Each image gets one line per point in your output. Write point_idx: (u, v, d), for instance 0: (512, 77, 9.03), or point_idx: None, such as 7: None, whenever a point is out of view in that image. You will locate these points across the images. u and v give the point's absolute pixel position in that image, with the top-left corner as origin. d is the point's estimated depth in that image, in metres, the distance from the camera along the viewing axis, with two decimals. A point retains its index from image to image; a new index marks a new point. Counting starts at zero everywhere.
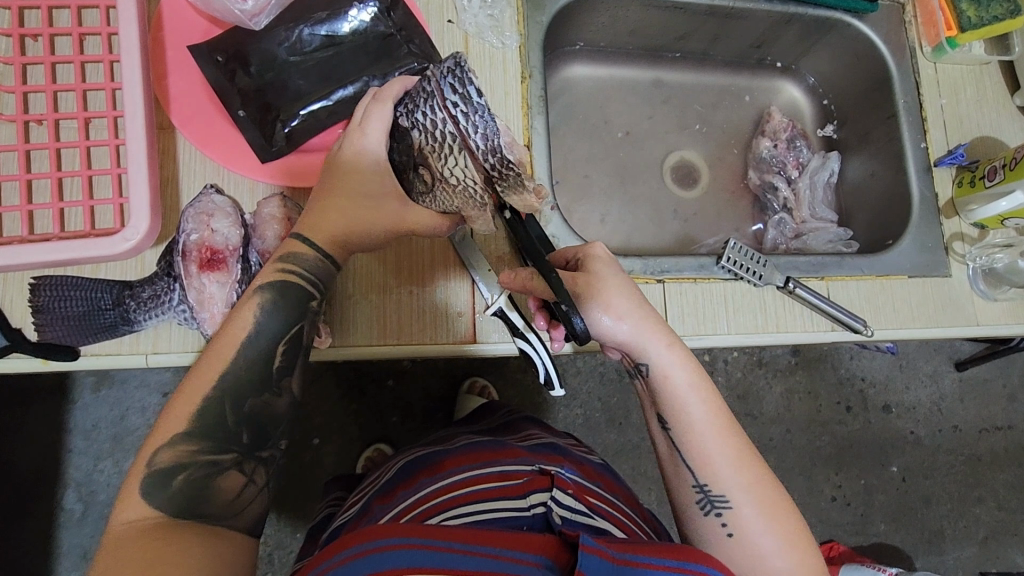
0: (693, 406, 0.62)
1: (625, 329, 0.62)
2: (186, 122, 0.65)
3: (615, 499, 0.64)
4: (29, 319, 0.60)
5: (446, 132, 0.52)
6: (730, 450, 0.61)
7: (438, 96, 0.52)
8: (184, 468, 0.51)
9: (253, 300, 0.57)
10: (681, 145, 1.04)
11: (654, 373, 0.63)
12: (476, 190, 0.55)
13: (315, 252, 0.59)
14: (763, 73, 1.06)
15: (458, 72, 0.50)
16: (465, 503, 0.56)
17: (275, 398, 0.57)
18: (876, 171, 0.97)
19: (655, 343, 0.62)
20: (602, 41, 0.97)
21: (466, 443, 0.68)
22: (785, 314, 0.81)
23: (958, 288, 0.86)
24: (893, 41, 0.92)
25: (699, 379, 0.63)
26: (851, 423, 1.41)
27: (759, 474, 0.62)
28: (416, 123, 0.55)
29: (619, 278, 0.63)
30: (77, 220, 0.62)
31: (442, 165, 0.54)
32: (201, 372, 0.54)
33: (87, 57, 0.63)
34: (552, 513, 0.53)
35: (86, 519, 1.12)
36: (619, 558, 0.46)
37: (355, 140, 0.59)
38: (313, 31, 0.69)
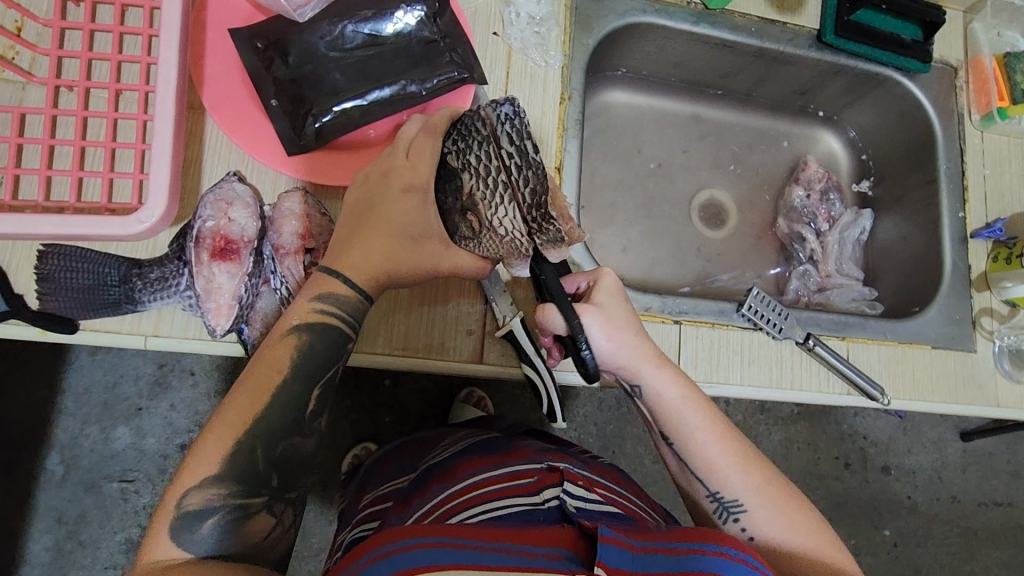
0: (690, 421, 0.60)
1: (619, 351, 0.59)
2: (218, 105, 0.64)
3: (624, 491, 0.62)
4: (33, 287, 0.59)
5: (500, 180, 0.55)
6: (733, 456, 0.59)
7: (494, 146, 0.55)
8: (212, 514, 0.51)
9: (288, 342, 0.56)
10: (711, 183, 1.02)
11: (649, 394, 0.61)
12: (523, 242, 0.58)
13: (354, 294, 0.58)
14: (803, 120, 1.04)
15: (516, 123, 0.55)
16: (480, 503, 0.54)
17: (304, 440, 0.56)
18: (909, 234, 0.95)
19: (648, 364, 0.60)
20: (645, 70, 0.95)
21: (477, 446, 0.66)
22: (801, 371, 0.79)
23: (982, 366, 0.83)
24: (942, 104, 0.90)
25: (693, 394, 0.61)
26: (848, 479, 1.38)
27: (768, 474, 0.60)
28: (467, 164, 0.56)
29: (609, 295, 0.60)
30: (94, 191, 0.61)
31: (492, 213, 0.57)
32: (236, 410, 0.53)
33: (127, 28, 0.62)
34: (567, 505, 0.51)
35: (66, 483, 1.11)
36: (638, 546, 0.45)
37: (403, 174, 0.57)
38: (356, 29, 0.68)
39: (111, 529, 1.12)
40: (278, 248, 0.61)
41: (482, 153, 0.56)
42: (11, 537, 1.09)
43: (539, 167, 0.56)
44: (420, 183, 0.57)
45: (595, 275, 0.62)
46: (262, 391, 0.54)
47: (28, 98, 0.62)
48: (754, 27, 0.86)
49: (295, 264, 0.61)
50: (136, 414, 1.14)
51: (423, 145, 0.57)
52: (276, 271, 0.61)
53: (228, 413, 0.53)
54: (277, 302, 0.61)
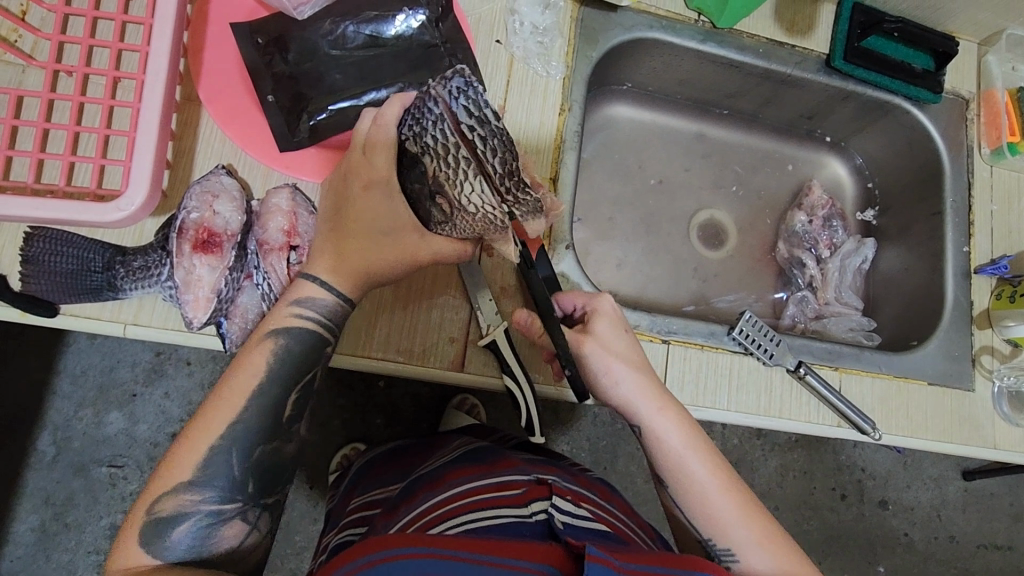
0: (690, 464, 0.59)
1: (622, 388, 0.60)
2: (213, 98, 0.64)
3: (610, 506, 0.61)
4: (16, 269, 0.59)
5: (461, 157, 0.47)
6: (733, 503, 0.58)
7: (450, 121, 0.47)
8: (185, 519, 0.53)
9: (266, 345, 0.56)
10: (714, 204, 1.01)
11: (649, 435, 0.60)
12: (500, 218, 0.50)
13: (333, 296, 0.57)
14: (811, 145, 1.03)
15: (470, 93, 0.46)
16: (464, 512, 0.53)
17: (284, 445, 0.57)
18: (911, 265, 0.93)
19: (648, 405, 0.59)
20: (652, 85, 0.94)
21: (463, 456, 0.65)
22: (790, 400, 0.77)
23: (980, 405, 0.81)
24: (951, 135, 0.89)
25: (696, 438, 0.60)
26: (844, 511, 1.35)
27: (768, 523, 0.58)
28: (425, 147, 0.49)
29: (612, 333, 0.61)
30: (85, 177, 0.61)
31: (459, 192, 0.49)
32: (209, 415, 0.54)
33: (129, 17, 0.63)
34: (554, 520, 0.50)
35: (56, 464, 1.11)
36: (625, 567, 0.42)
37: (361, 168, 0.55)
38: (357, 29, 0.68)
39: (96, 514, 1.12)
40: (261, 243, 0.61)
41: (439, 131, 0.47)
42: None
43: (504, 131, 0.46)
44: (381, 177, 0.54)
45: (591, 301, 0.64)
46: (243, 395, 0.55)
47: (27, 81, 0.62)
48: (762, 49, 0.85)
49: (279, 261, 0.61)
50: (128, 401, 1.14)
51: (377, 139, 0.54)
52: (259, 266, 0.61)
53: (202, 420, 0.54)
54: (259, 297, 0.61)
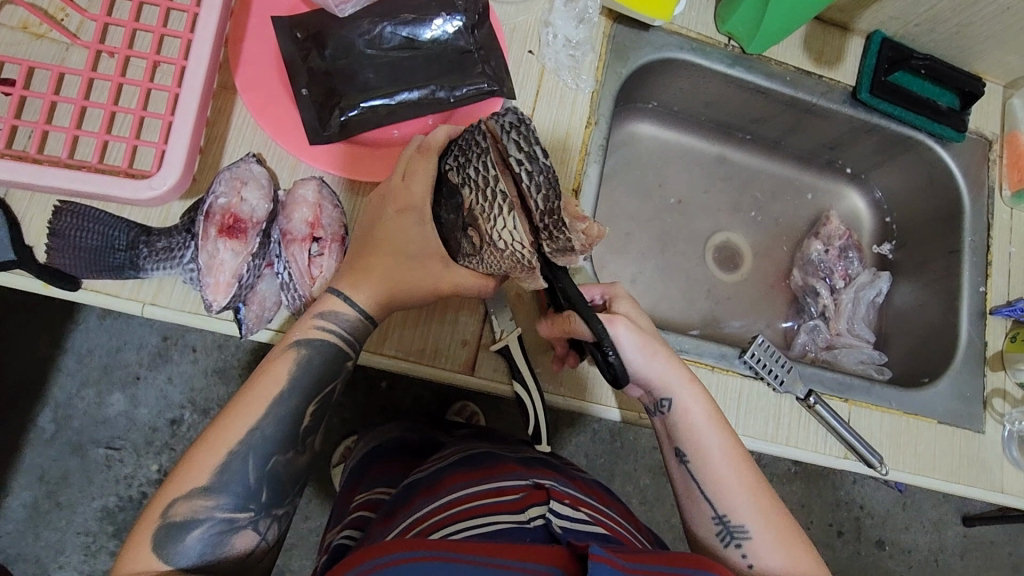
0: (706, 433, 0.61)
1: (650, 357, 0.61)
2: (249, 88, 0.66)
3: (609, 510, 0.60)
4: (43, 241, 0.59)
5: (500, 189, 0.50)
6: (747, 481, 0.59)
7: (495, 153, 0.50)
8: (197, 523, 0.53)
9: (289, 354, 0.57)
10: (730, 227, 1.01)
11: (670, 402, 0.62)
12: (529, 259, 0.52)
13: (357, 313, 0.59)
14: (830, 176, 1.03)
15: (522, 131, 0.50)
16: (461, 517, 0.52)
17: (298, 455, 0.58)
18: (925, 302, 0.93)
19: (676, 369, 0.62)
20: (677, 105, 0.95)
21: (461, 460, 0.65)
22: (798, 429, 0.77)
23: (989, 448, 0.81)
24: (973, 175, 0.89)
25: (715, 414, 0.62)
26: (839, 548, 1.33)
27: (776, 506, 0.59)
28: (466, 178, 0.52)
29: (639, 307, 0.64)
30: (118, 156, 0.62)
31: (492, 226, 0.51)
32: (227, 423, 0.55)
33: (173, 4, 0.64)
34: (553, 523, 0.50)
35: (55, 442, 1.11)
36: (630, 568, 0.42)
37: (399, 194, 0.57)
38: (394, 30, 0.69)
39: (90, 494, 1.12)
40: (285, 232, 0.61)
41: (481, 163, 0.51)
42: None
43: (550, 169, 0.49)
44: (416, 203, 0.57)
45: (608, 291, 0.65)
46: (259, 403, 0.56)
47: (69, 59, 0.63)
48: (790, 77, 0.86)
49: (300, 251, 0.61)
50: (132, 382, 1.14)
51: (415, 165, 0.57)
52: (281, 256, 0.61)
53: (219, 426, 0.54)
54: (277, 287, 0.62)
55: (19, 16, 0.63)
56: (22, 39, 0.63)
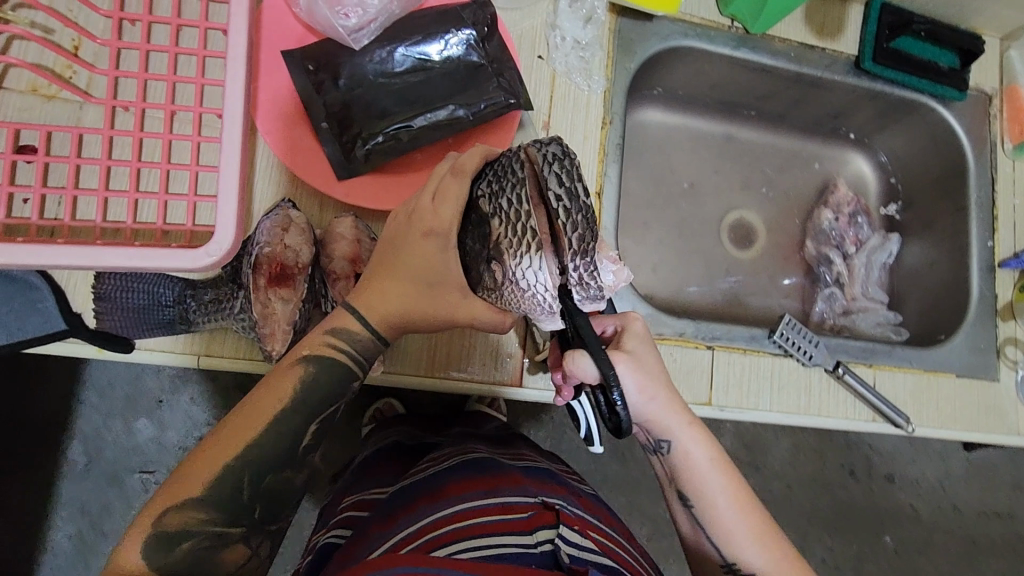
0: (711, 483, 0.60)
1: (650, 404, 0.60)
2: (270, 129, 0.65)
3: (613, 532, 0.59)
4: (90, 305, 0.61)
5: (532, 226, 0.49)
6: (751, 522, 0.59)
7: (531, 188, 0.50)
8: (190, 536, 0.51)
9: (294, 372, 0.56)
10: (742, 205, 1.03)
11: (675, 451, 0.61)
12: (551, 300, 0.54)
13: (366, 333, 0.58)
14: (835, 142, 1.05)
15: (564, 166, 0.49)
16: (465, 537, 0.51)
17: (295, 474, 0.56)
18: (936, 260, 0.96)
19: (677, 420, 0.61)
20: (682, 89, 0.95)
21: (466, 464, 0.63)
22: (828, 398, 0.80)
23: (1004, 394, 0.85)
24: (975, 132, 0.90)
25: (717, 455, 0.62)
26: (853, 487, 1.36)
27: (781, 545, 0.60)
28: (497, 209, 0.51)
29: (648, 351, 0.62)
30: (150, 213, 0.62)
31: (519, 263, 0.51)
32: (226, 441, 0.53)
33: (182, 50, 0.62)
34: (561, 551, 0.50)
35: (88, 475, 1.11)
36: None
37: (425, 214, 0.56)
38: (406, 52, 0.68)
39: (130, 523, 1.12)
40: (328, 272, 0.63)
41: (515, 195, 0.50)
42: (32, 527, 1.09)
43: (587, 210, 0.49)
44: (441, 229, 0.55)
45: (623, 320, 0.63)
46: (258, 418, 0.54)
47: (85, 117, 0.63)
48: (793, 52, 0.86)
49: (344, 288, 0.63)
50: (156, 408, 1.13)
51: (448, 188, 0.55)
52: (329, 295, 0.64)
53: (219, 442, 0.53)
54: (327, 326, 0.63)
55: (26, 79, 0.62)
56: (33, 103, 0.62)
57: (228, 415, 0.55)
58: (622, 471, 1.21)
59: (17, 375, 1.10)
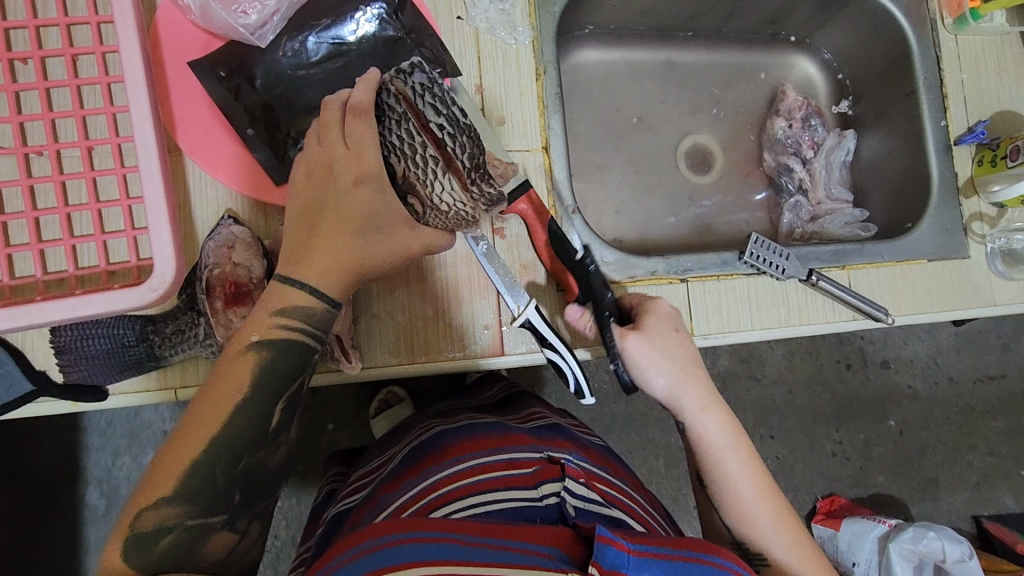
0: (729, 466, 0.62)
1: (669, 387, 0.63)
2: (194, 148, 0.63)
3: (623, 484, 0.59)
4: (52, 361, 0.59)
5: (431, 155, 0.54)
6: (767, 505, 0.61)
7: (416, 121, 0.54)
8: (169, 531, 0.50)
9: (250, 358, 0.54)
10: (695, 128, 1.01)
11: (693, 434, 0.64)
12: (467, 212, 0.58)
13: (320, 303, 0.54)
14: (777, 48, 1.04)
15: (433, 91, 0.55)
16: (472, 493, 0.51)
17: (269, 454, 0.55)
18: (894, 149, 0.95)
19: (696, 404, 0.63)
20: (613, 22, 0.94)
21: (469, 426, 0.62)
22: (807, 306, 0.81)
23: (976, 270, 0.86)
24: (914, 13, 0.88)
25: (738, 441, 0.63)
26: (851, 380, 1.40)
27: (796, 529, 0.61)
28: (393, 148, 0.55)
29: (665, 335, 0.65)
30: (91, 255, 0.60)
31: (431, 191, 0.56)
32: (196, 422, 0.52)
33: (82, 80, 0.60)
34: (566, 504, 0.49)
35: (108, 517, 1.10)
36: (635, 550, 0.42)
37: (352, 164, 0.53)
38: (319, 40, 0.65)
39: None
40: None
41: (404, 131, 0.54)
42: None
43: (468, 130, 0.55)
44: (371, 172, 0.53)
45: (647, 303, 0.68)
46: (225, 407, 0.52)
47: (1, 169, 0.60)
48: None
49: None
50: (163, 438, 1.13)
51: (360, 131, 0.53)
52: None
53: (188, 427, 0.51)
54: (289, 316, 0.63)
55: None
56: None
57: (195, 396, 0.53)
58: (628, 409, 1.23)
59: (15, 432, 1.09)
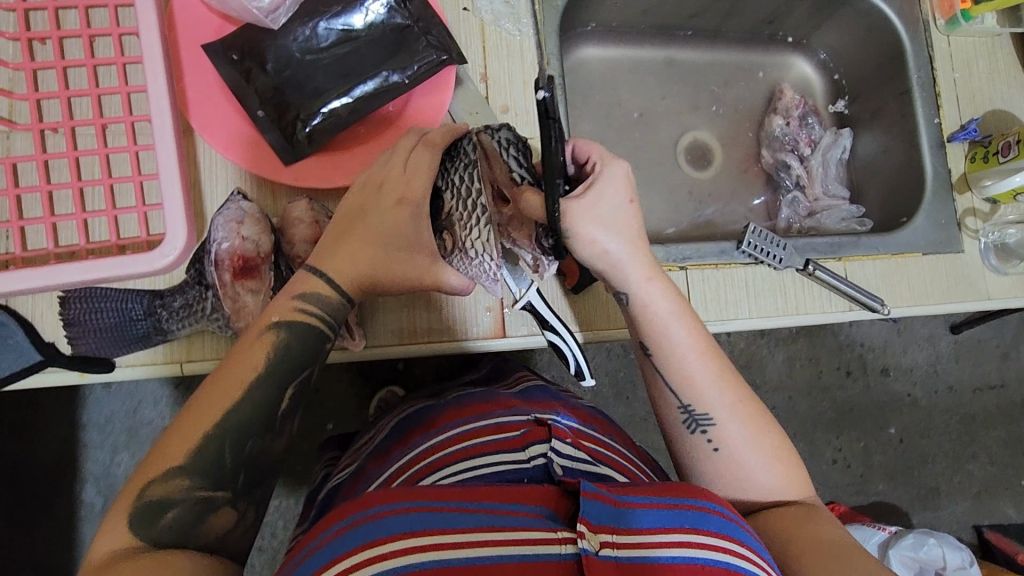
0: (674, 331, 0.61)
1: (623, 253, 0.59)
2: (206, 127, 0.64)
3: (610, 441, 0.60)
4: (61, 333, 0.60)
5: (480, 203, 0.57)
6: (710, 366, 0.60)
7: (483, 170, 0.57)
8: (174, 505, 0.49)
9: (268, 340, 0.55)
10: (695, 125, 1.03)
11: (635, 302, 0.61)
12: (493, 267, 0.60)
13: (337, 295, 0.57)
14: (774, 48, 1.06)
15: (516, 150, 0.58)
16: (460, 459, 0.51)
17: (273, 441, 0.55)
18: (889, 147, 0.97)
19: (639, 271, 0.60)
20: (615, 20, 0.96)
21: (457, 397, 0.62)
22: (804, 296, 0.83)
23: (970, 264, 0.87)
24: (907, 14, 0.91)
25: (681, 308, 0.62)
26: (851, 387, 1.41)
27: (737, 389, 0.61)
28: (449, 186, 0.59)
29: (622, 203, 0.59)
30: (102, 230, 0.61)
31: (467, 235, 0.58)
32: (207, 401, 0.52)
33: (98, 60, 0.61)
34: (553, 464, 0.49)
35: (105, 513, 1.10)
36: (619, 500, 0.44)
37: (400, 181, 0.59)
38: (329, 25, 0.67)
39: None
40: (293, 258, 0.63)
41: (466, 174, 0.57)
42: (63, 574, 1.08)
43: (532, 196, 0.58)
44: (415, 198, 0.58)
45: (605, 162, 0.59)
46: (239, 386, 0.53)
47: (14, 146, 0.61)
48: None
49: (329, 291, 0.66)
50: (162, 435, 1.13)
51: (420, 161, 0.59)
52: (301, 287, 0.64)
53: (199, 405, 0.52)
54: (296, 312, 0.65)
55: None
56: None
57: (207, 378, 0.54)
58: (629, 411, 1.23)
59: (15, 426, 1.09)
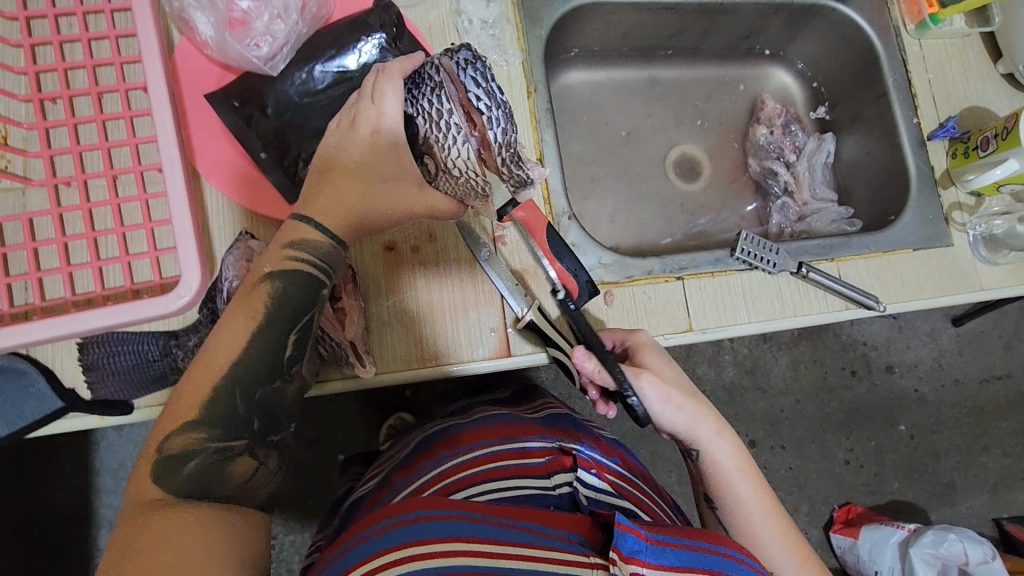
0: (739, 487, 0.64)
1: (683, 418, 0.63)
2: (211, 172, 0.68)
3: (632, 475, 0.61)
4: (81, 379, 0.62)
5: (455, 121, 0.54)
6: (774, 525, 0.63)
7: (450, 89, 0.54)
8: (194, 455, 0.52)
9: (264, 288, 0.56)
10: (682, 139, 1.07)
11: (704, 457, 0.64)
12: (481, 184, 0.59)
13: (326, 238, 0.58)
14: (753, 61, 1.10)
15: (478, 67, 0.54)
16: (488, 480, 0.53)
17: (286, 385, 0.57)
18: (872, 148, 1.00)
19: (707, 430, 0.63)
20: (596, 46, 0.99)
21: (479, 417, 0.64)
22: (800, 298, 0.84)
23: (961, 256, 0.89)
24: (878, 22, 0.94)
25: (746, 463, 0.64)
26: (857, 386, 1.41)
27: (800, 542, 0.64)
28: (420, 111, 0.55)
29: (661, 362, 0.66)
30: (117, 277, 0.63)
31: (446, 155, 0.56)
32: (213, 354, 0.55)
33: (108, 116, 0.64)
34: (578, 495, 0.52)
35: None
36: (654, 537, 0.44)
37: (371, 116, 0.56)
38: (324, 68, 0.70)
39: None
40: None
41: (434, 99, 0.54)
42: None
43: (506, 106, 0.54)
44: (387, 127, 0.56)
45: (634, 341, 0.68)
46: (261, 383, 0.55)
47: (30, 202, 0.64)
48: None
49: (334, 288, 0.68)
50: None
51: (385, 88, 0.56)
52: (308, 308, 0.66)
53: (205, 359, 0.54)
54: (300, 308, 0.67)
55: None
56: None
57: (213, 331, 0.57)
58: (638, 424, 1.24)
59: (30, 477, 1.10)
